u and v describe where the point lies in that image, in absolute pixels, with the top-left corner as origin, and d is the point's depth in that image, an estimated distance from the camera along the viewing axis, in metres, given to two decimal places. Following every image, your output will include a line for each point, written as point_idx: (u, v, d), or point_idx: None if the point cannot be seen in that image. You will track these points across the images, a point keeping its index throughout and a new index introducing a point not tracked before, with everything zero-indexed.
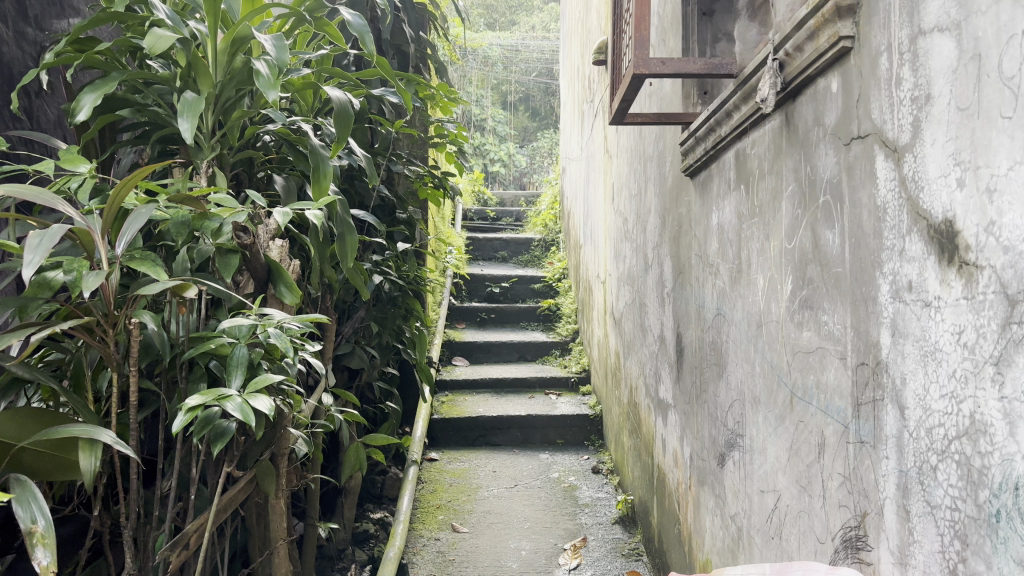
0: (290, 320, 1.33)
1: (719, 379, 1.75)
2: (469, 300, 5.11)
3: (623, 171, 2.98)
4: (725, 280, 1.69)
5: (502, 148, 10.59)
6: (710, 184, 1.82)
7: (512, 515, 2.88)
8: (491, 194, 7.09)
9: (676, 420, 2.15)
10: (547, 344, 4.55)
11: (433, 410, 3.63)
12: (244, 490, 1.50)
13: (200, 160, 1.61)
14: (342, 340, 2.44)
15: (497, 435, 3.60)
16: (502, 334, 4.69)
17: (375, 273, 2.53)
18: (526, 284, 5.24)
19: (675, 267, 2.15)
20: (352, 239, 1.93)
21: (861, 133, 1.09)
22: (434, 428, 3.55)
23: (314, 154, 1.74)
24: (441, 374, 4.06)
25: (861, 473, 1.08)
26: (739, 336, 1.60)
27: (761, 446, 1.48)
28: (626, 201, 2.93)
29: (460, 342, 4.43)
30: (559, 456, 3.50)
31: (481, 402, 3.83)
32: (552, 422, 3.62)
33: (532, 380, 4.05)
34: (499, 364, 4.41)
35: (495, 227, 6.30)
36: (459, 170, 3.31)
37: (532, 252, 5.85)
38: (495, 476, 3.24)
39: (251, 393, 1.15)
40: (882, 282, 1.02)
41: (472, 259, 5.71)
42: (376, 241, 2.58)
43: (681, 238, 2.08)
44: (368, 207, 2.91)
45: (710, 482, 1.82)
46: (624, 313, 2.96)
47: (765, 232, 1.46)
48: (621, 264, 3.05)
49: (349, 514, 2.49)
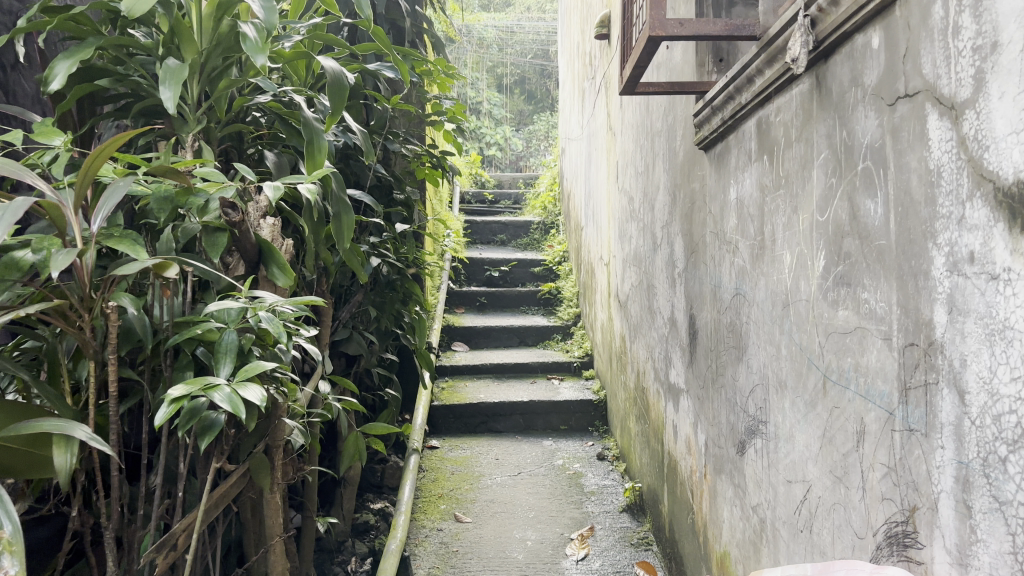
0: (284, 302, 1.23)
1: (738, 362, 1.65)
2: (468, 284, 5.02)
3: (629, 149, 2.88)
4: (745, 258, 1.60)
5: (499, 131, 10.45)
6: (727, 157, 1.72)
7: (516, 504, 2.80)
8: (488, 176, 6.98)
9: (688, 405, 2.06)
10: (548, 328, 4.45)
11: (433, 396, 3.54)
12: (237, 485, 1.40)
13: (185, 133, 1.51)
14: (340, 325, 2.34)
15: (499, 421, 3.51)
16: (502, 319, 4.60)
17: (372, 255, 2.43)
18: (526, 268, 5.14)
19: (687, 246, 2.05)
20: (349, 219, 1.83)
21: (909, 91, 0.99)
22: (434, 415, 3.46)
23: (308, 127, 1.63)
24: (441, 359, 3.97)
25: (909, 463, 0.98)
26: (762, 317, 1.50)
27: (788, 433, 1.39)
28: (632, 179, 2.82)
29: (460, 327, 4.34)
30: (562, 442, 3.41)
31: (481, 388, 3.74)
32: (555, 408, 3.53)
33: (534, 365, 3.96)
34: (500, 349, 4.32)
35: (493, 210, 6.20)
36: (458, 150, 3.20)
37: (530, 235, 5.74)
38: (498, 464, 3.16)
39: (240, 383, 1.05)
40: (936, 254, 0.93)
41: (470, 243, 5.62)
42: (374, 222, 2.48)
43: (694, 215, 1.98)
44: (365, 187, 2.80)
45: (728, 470, 1.73)
46: (630, 296, 2.86)
47: (793, 204, 1.36)
48: (626, 244, 2.95)
49: (348, 505, 2.40)
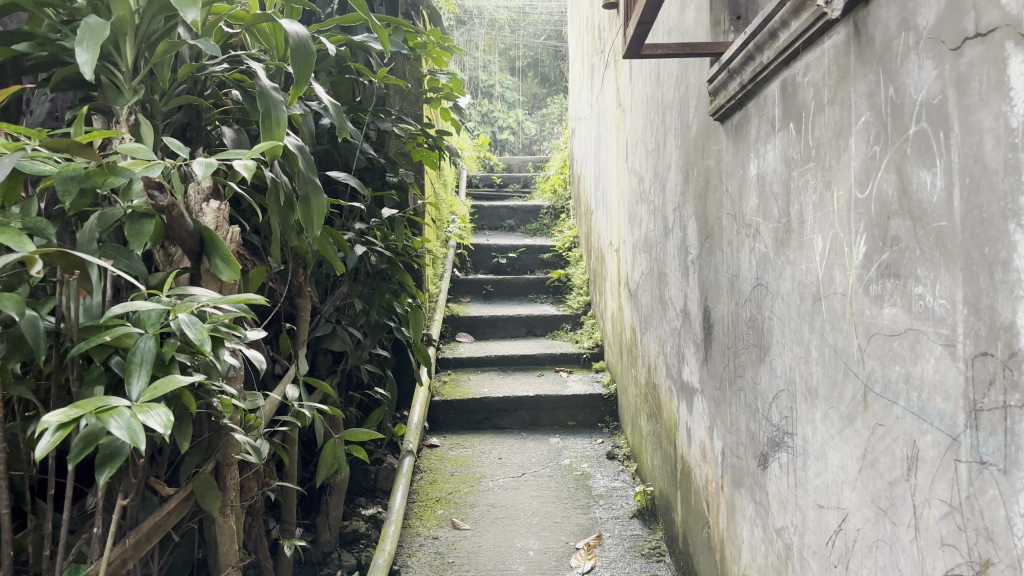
0: (216, 303, 1.04)
1: (760, 363, 1.44)
2: (474, 272, 4.82)
3: (639, 125, 2.65)
4: (767, 243, 1.38)
5: (511, 115, 10.20)
6: (747, 127, 1.51)
7: (518, 509, 2.59)
8: (498, 160, 6.76)
9: (703, 407, 1.85)
10: (557, 317, 4.24)
11: (434, 391, 3.35)
12: (177, 510, 1.22)
13: (118, 105, 1.31)
14: (323, 319, 2.15)
15: (503, 417, 3.32)
16: (509, 308, 4.39)
17: (358, 242, 2.24)
18: (535, 254, 4.93)
19: (701, 230, 1.84)
20: (319, 201, 1.63)
21: (981, 28, 0.77)
22: (435, 410, 3.27)
23: (263, 97, 1.44)
24: (443, 352, 3.78)
25: (981, 505, 0.77)
26: (788, 312, 1.29)
27: (820, 451, 1.18)
28: (642, 158, 2.60)
29: (464, 317, 4.15)
30: (570, 440, 3.20)
31: (485, 381, 3.55)
32: (562, 403, 3.32)
33: (541, 357, 3.76)
34: (506, 340, 4.12)
35: (501, 195, 5.98)
36: (457, 129, 3.00)
37: (540, 220, 5.51)
38: (501, 463, 2.96)
39: (144, 405, 0.85)
40: (1020, 238, 0.71)
41: (477, 229, 5.41)
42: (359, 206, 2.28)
43: (710, 196, 1.76)
44: (353, 170, 2.61)
45: (748, 485, 1.52)
46: (641, 284, 2.64)
47: (825, 179, 1.14)
48: (637, 229, 2.73)
49: (334, 514, 2.22)
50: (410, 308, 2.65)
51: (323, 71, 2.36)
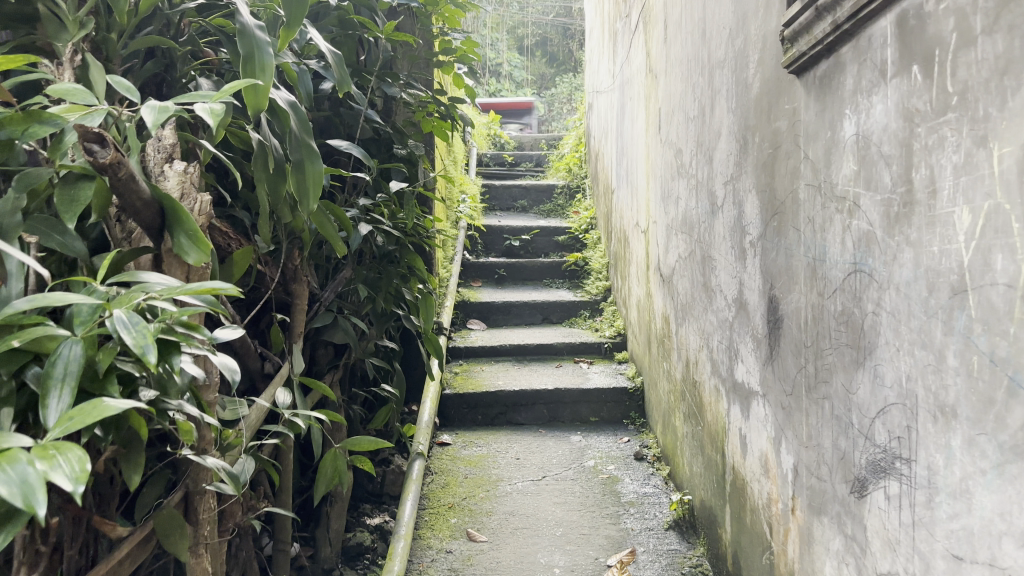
0: (170, 296, 0.77)
1: (859, 367, 1.17)
2: (486, 255, 4.56)
3: (677, 91, 2.37)
4: (874, 219, 1.11)
5: (519, 94, 9.82)
6: (839, 77, 1.22)
7: (540, 518, 2.33)
8: (508, 138, 6.44)
9: (766, 414, 1.58)
10: (575, 303, 3.97)
11: (445, 383, 3.10)
12: (133, 558, 0.96)
13: (60, 43, 1.03)
14: (323, 306, 1.88)
15: (520, 412, 3.06)
16: (523, 293, 4.12)
17: (362, 220, 1.96)
18: (549, 236, 4.66)
19: (765, 207, 1.56)
20: (314, 168, 1.36)
21: None
22: (445, 405, 3.01)
23: (244, 36, 1.17)
24: (453, 340, 3.51)
25: None
26: (909, 306, 1.01)
27: (958, 487, 0.91)
28: (681, 128, 2.32)
29: (476, 302, 3.89)
30: (593, 438, 2.94)
31: (500, 372, 3.29)
32: (584, 397, 3.06)
33: (559, 347, 3.50)
34: (520, 328, 3.86)
35: (512, 175, 5.69)
36: (471, 98, 2.72)
37: (554, 200, 5.22)
38: (519, 464, 2.70)
39: (49, 449, 0.58)
40: None
41: (489, 209, 5.14)
42: (364, 179, 2.00)
43: (779, 166, 1.49)
44: (357, 140, 2.33)
45: (836, 513, 1.25)
46: (677, 269, 2.37)
47: (976, 134, 0.87)
48: (672, 207, 2.45)
49: (336, 527, 1.96)
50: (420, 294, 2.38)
51: (322, 26, 2.08)
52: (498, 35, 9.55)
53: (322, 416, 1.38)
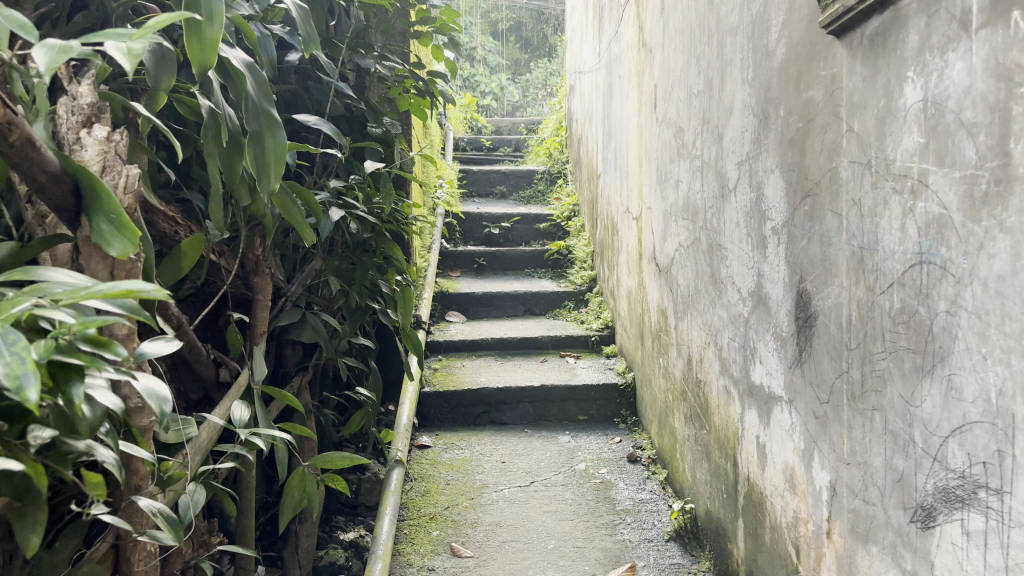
0: (73, 302, 0.57)
1: (926, 376, 0.99)
2: (464, 243, 4.36)
3: (678, 66, 2.18)
4: (952, 200, 0.92)
5: (494, 79, 9.55)
6: (900, 35, 1.04)
7: (530, 529, 2.14)
8: (484, 122, 6.22)
9: (794, 423, 1.40)
10: (559, 294, 3.78)
11: (424, 380, 2.90)
12: None
13: None
14: (292, 301, 1.67)
15: (504, 411, 2.87)
16: (503, 284, 3.93)
17: (334, 204, 1.75)
18: (530, 224, 4.47)
19: (794, 189, 1.38)
20: (276, 140, 1.15)
21: None
22: (424, 404, 2.81)
23: None
24: (432, 334, 3.31)
25: None
26: (1005, 305, 0.83)
27: None
28: (682, 105, 2.13)
29: (455, 293, 3.70)
30: (582, 437, 2.75)
31: (482, 368, 3.10)
32: (572, 394, 2.87)
33: (543, 340, 3.31)
34: (501, 320, 3.68)
35: (490, 160, 5.47)
36: (451, 72, 2.52)
37: (534, 186, 5.02)
38: (505, 467, 2.50)
39: None
40: None
41: (466, 196, 4.94)
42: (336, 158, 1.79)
43: (814, 142, 1.31)
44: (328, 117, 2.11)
45: (891, 543, 1.08)
46: (677, 259, 2.19)
47: None
48: (671, 191, 2.27)
49: (306, 548, 1.76)
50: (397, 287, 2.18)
51: None
52: (473, 18, 9.31)
53: (288, 437, 1.16)
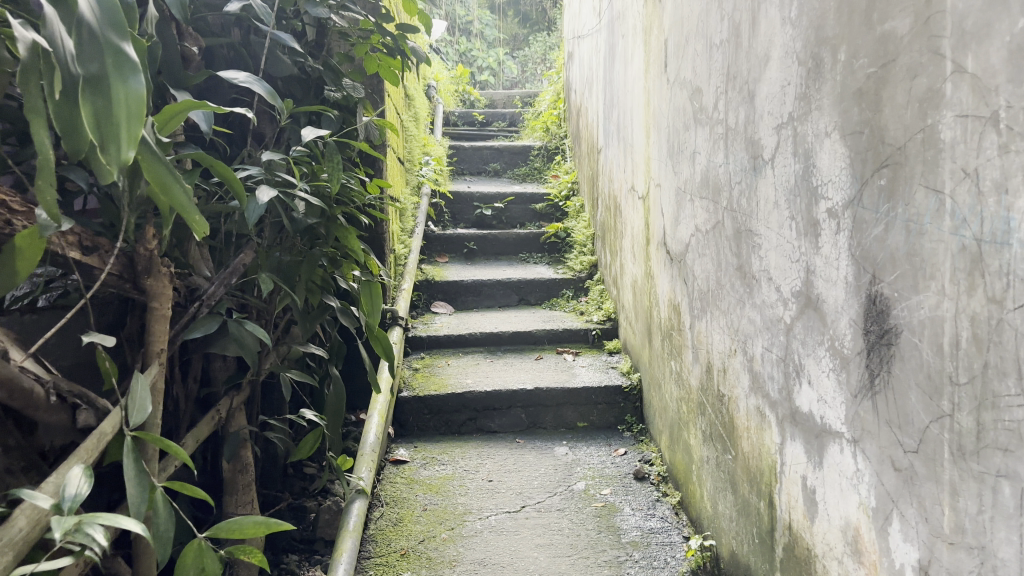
0: None
1: None
2: (454, 226, 4.01)
3: (695, 13, 1.82)
4: None
5: (490, 52, 9.07)
6: None
7: (519, 570, 1.77)
8: (478, 95, 5.82)
9: (861, 470, 1.05)
10: (556, 281, 3.43)
11: (402, 382, 2.56)
12: None
13: None
14: (209, 306, 1.34)
15: (493, 417, 2.52)
16: (496, 270, 3.58)
17: (268, 181, 1.40)
18: (525, 204, 4.11)
19: (866, 156, 1.02)
20: (133, 92, 0.79)
21: None
22: (403, 410, 2.48)
23: None
24: (414, 328, 2.97)
25: None
26: None
27: None
28: (701, 60, 1.77)
29: (441, 282, 3.35)
30: (582, 448, 2.40)
31: (469, 367, 2.75)
32: (570, 398, 2.53)
33: (538, 334, 2.97)
34: (492, 311, 3.33)
35: (483, 135, 5.09)
36: (427, 27, 2.16)
37: (530, 163, 4.64)
38: (491, 488, 2.14)
39: None
40: None
41: (457, 174, 4.58)
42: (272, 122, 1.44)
43: (897, 91, 0.95)
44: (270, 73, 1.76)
45: None
46: (694, 246, 1.84)
47: None
48: (685, 164, 1.91)
49: None
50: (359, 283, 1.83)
51: None
52: None
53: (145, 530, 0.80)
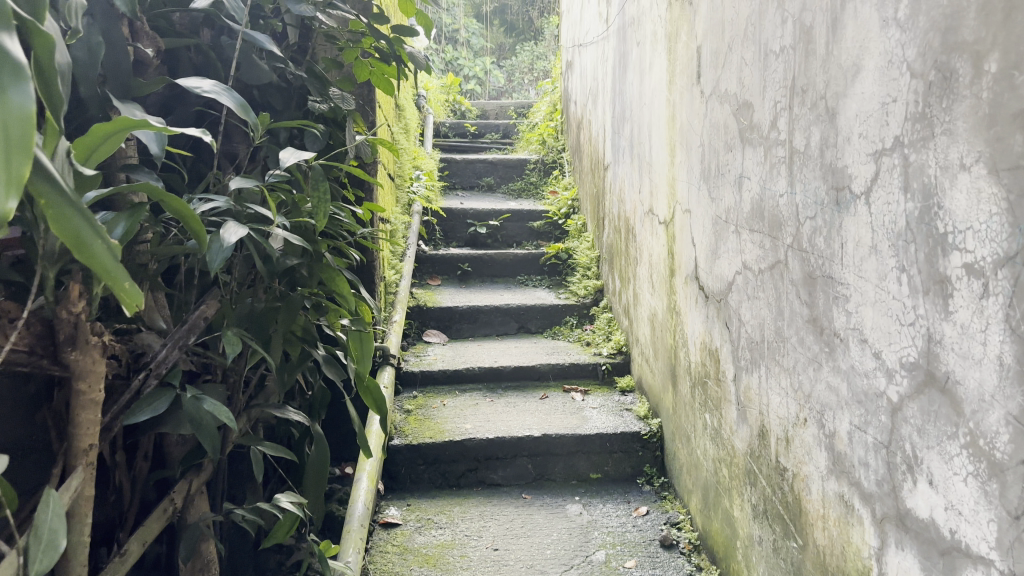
0: None
1: None
2: (446, 245, 3.74)
3: (743, 16, 1.56)
4: None
5: (478, 61, 8.76)
6: None
7: None
8: (468, 105, 5.54)
9: None
10: (558, 308, 3.16)
11: (393, 428, 2.28)
12: None
13: None
14: (158, 376, 1.05)
15: (496, 468, 2.24)
16: (493, 295, 3.31)
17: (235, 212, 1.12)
18: (522, 221, 3.84)
19: None
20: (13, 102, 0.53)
21: None
22: (395, 461, 2.19)
23: None
24: (406, 362, 2.69)
25: None
26: None
27: None
28: (752, 70, 1.51)
29: (434, 308, 3.08)
30: (597, 505, 2.12)
31: (467, 408, 2.47)
32: (583, 446, 2.25)
33: (542, 369, 2.70)
34: (490, 341, 3.06)
35: (475, 147, 4.82)
36: (425, 29, 1.89)
37: (526, 177, 4.38)
38: (498, 559, 1.86)
39: None
40: None
41: (448, 188, 4.30)
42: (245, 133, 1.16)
43: None
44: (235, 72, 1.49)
45: None
46: (740, 286, 1.58)
47: None
48: (728, 189, 1.65)
49: None
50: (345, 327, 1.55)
51: None
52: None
53: None
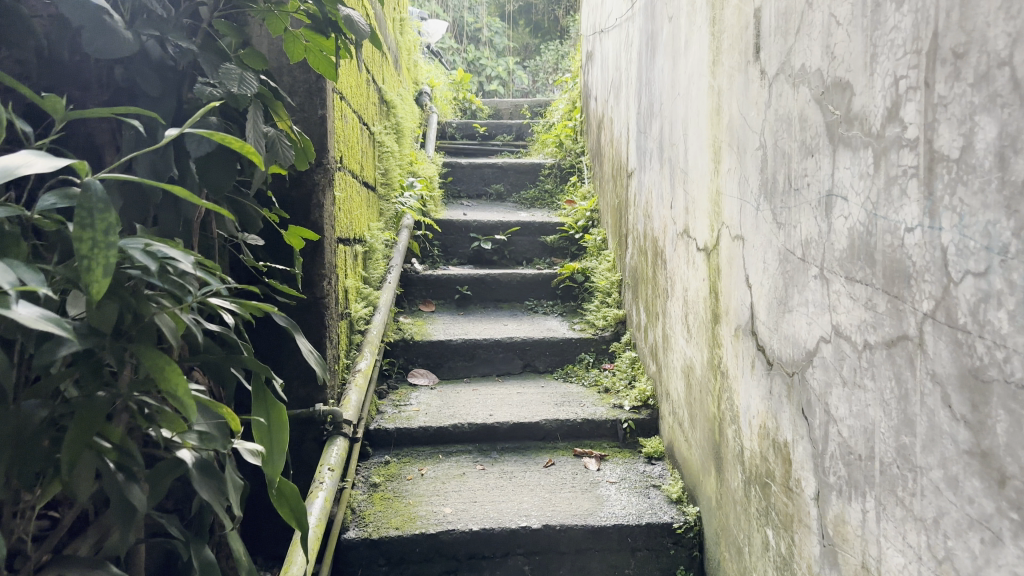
0: None
1: None
2: (445, 264, 3.23)
3: None
4: None
5: (500, 60, 8.18)
6: None
7: None
8: (482, 104, 5.01)
9: None
10: (572, 343, 2.63)
11: (351, 512, 1.76)
12: None
13: None
14: None
15: (482, 569, 1.72)
16: (495, 324, 2.79)
17: None
18: (533, 236, 3.31)
19: None
20: None
21: None
22: (350, 560, 1.68)
23: None
24: (381, 416, 2.17)
25: None
26: None
27: None
28: (848, 33, 0.98)
29: (423, 343, 2.56)
30: None
31: (451, 480, 1.95)
32: (596, 543, 1.72)
33: (548, 426, 2.17)
34: (488, 383, 2.54)
35: (485, 151, 4.29)
36: None
37: (540, 184, 3.85)
38: None
39: None
40: None
41: (452, 197, 3.80)
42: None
43: None
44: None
45: None
46: (826, 360, 1.04)
47: None
48: (806, 212, 1.11)
49: None
50: (199, 439, 0.95)
51: None
52: None
53: None
